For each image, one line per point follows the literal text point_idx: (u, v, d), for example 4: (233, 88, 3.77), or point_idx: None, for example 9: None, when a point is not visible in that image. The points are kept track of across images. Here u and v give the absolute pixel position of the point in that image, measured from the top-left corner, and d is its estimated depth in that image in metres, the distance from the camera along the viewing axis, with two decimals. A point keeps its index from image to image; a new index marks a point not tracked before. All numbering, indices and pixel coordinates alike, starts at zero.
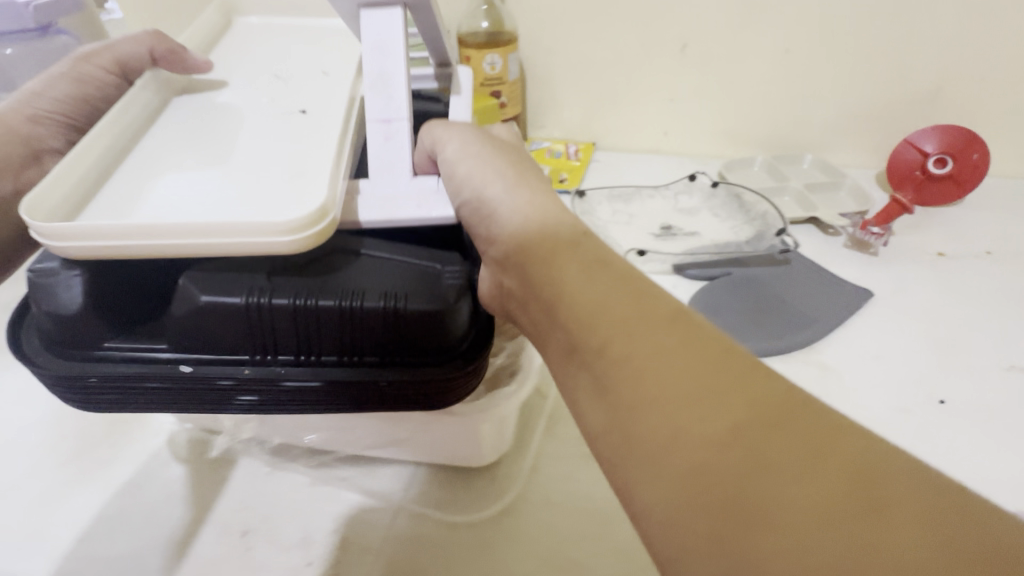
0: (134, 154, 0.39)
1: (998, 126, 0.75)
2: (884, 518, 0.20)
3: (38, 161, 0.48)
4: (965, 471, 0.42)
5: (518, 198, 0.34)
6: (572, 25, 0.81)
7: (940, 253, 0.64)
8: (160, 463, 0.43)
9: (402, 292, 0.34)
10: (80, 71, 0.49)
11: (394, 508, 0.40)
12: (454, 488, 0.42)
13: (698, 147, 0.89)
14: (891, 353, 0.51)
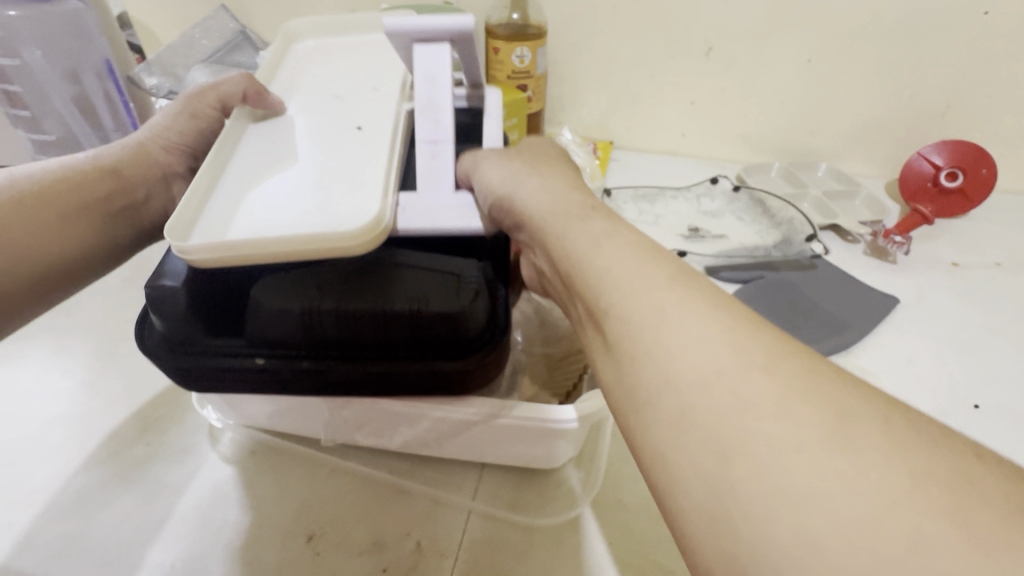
0: (238, 167, 0.40)
1: (999, 142, 0.79)
2: (786, 422, 0.21)
3: (167, 182, 0.51)
4: None
5: (531, 189, 0.35)
6: (601, 22, 0.80)
7: (954, 263, 0.67)
8: (216, 475, 0.41)
9: (460, 292, 0.36)
10: (198, 110, 0.52)
11: (468, 512, 0.41)
12: (527, 492, 0.42)
13: (714, 151, 0.90)
14: (923, 359, 0.53)
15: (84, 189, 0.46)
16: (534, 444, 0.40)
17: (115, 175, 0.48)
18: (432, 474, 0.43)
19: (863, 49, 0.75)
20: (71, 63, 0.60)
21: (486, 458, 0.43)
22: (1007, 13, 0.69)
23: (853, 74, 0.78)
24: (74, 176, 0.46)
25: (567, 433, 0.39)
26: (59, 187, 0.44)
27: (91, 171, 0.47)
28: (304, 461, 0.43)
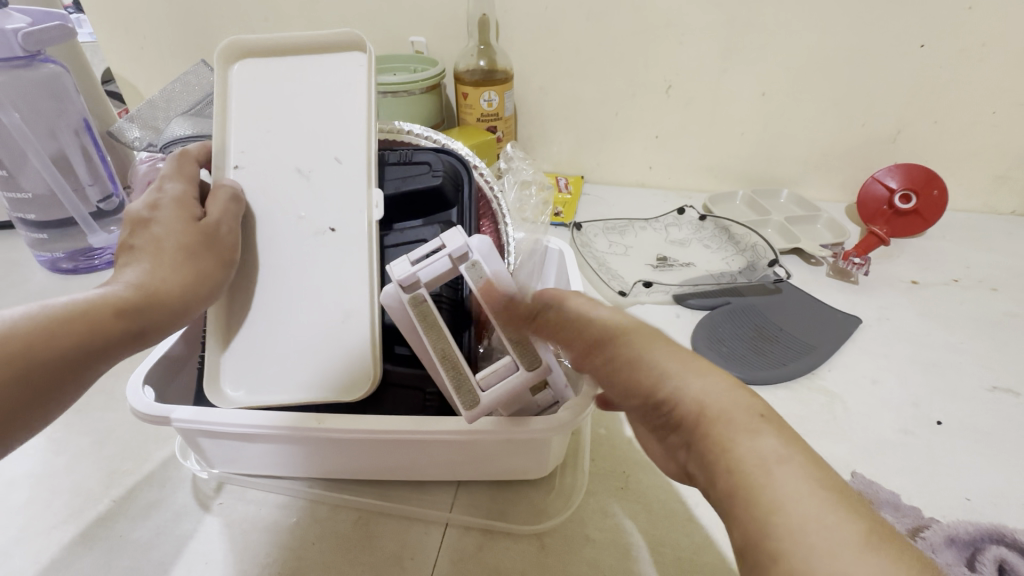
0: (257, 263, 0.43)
1: (948, 164, 0.83)
2: None
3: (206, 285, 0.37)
4: (976, 491, 0.43)
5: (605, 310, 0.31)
6: (565, 65, 0.83)
7: (913, 281, 0.69)
8: (197, 525, 0.38)
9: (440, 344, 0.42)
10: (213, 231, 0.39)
11: (444, 525, 0.39)
12: (508, 508, 0.40)
13: (680, 182, 0.94)
14: (887, 377, 0.55)
15: (96, 323, 0.30)
16: (517, 456, 0.38)
17: (133, 312, 0.32)
18: (405, 494, 0.40)
19: (814, 82, 0.79)
20: (48, 122, 0.61)
21: (464, 475, 0.40)
22: (941, 46, 0.74)
23: (807, 105, 0.81)
24: (83, 313, 0.30)
25: (552, 445, 0.37)
26: (41, 341, 0.28)
27: (105, 304, 0.31)
28: (280, 495, 0.40)
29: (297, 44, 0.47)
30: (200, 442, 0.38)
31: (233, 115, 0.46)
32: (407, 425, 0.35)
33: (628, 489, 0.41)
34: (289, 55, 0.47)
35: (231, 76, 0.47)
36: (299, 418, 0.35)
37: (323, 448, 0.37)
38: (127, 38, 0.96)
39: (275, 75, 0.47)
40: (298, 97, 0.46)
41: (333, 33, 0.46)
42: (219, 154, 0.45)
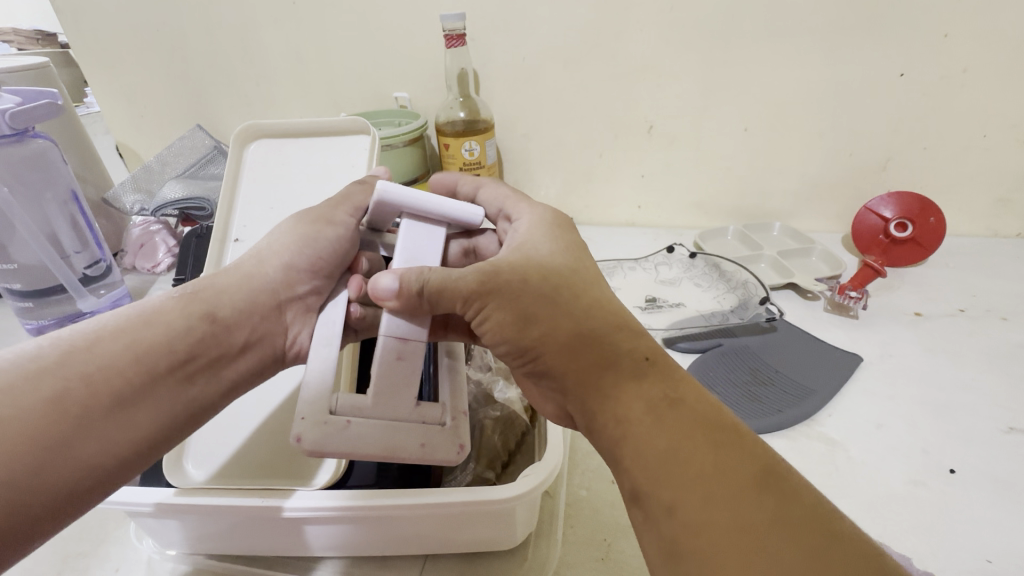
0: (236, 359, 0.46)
1: (944, 190, 0.81)
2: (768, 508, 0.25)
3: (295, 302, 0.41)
4: (999, 552, 0.39)
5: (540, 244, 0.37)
6: (546, 111, 0.84)
7: (917, 314, 0.66)
8: None
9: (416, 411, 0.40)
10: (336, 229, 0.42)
11: None
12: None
13: (671, 220, 0.93)
14: (893, 422, 0.51)
15: (154, 350, 0.33)
16: (479, 526, 0.36)
17: (209, 318, 0.36)
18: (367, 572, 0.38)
19: (795, 116, 0.79)
20: (36, 193, 0.63)
21: (427, 548, 0.38)
22: (921, 76, 0.73)
23: (792, 137, 0.81)
24: (168, 318, 0.35)
25: (516, 515, 0.35)
26: (120, 352, 0.32)
27: (162, 325, 0.35)
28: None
29: (315, 128, 0.48)
30: (148, 523, 0.36)
31: (241, 192, 0.46)
32: (349, 501, 0.33)
33: (610, 560, 0.38)
34: (306, 137, 0.48)
35: (245, 153, 0.48)
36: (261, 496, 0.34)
37: (271, 526, 0.35)
38: (128, 109, 1.00)
39: (288, 157, 0.48)
40: (304, 177, 0.47)
41: (348, 120, 0.48)
42: (221, 226, 0.45)
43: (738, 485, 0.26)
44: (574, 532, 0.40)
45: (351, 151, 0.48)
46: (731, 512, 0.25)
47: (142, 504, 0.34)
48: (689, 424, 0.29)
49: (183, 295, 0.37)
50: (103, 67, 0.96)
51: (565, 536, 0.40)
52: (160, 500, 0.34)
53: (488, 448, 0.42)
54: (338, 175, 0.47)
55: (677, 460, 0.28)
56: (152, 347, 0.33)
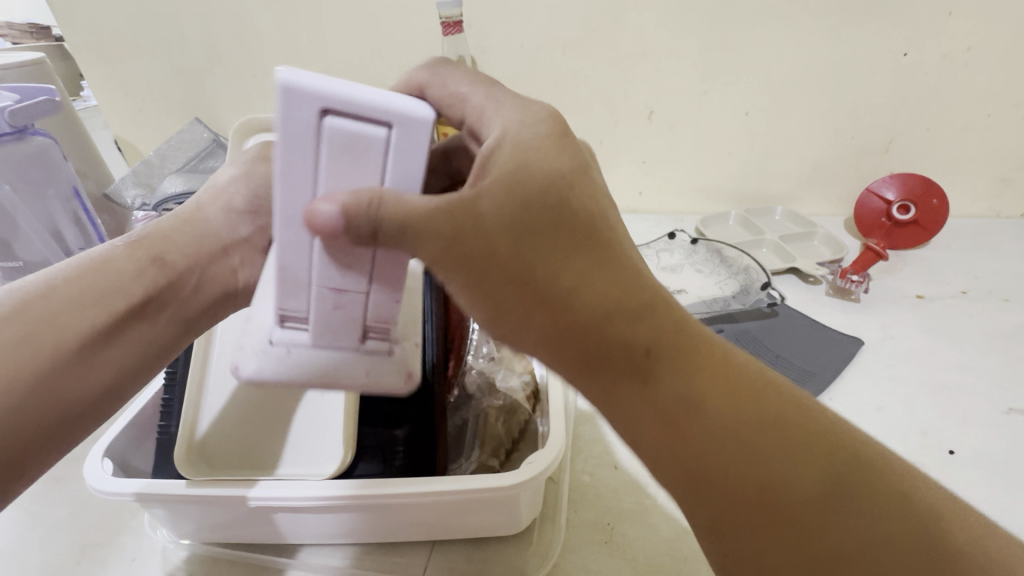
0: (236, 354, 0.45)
1: (948, 171, 0.81)
2: (814, 446, 0.25)
3: (229, 254, 0.42)
4: None
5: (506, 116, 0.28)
6: (545, 98, 0.84)
7: (918, 296, 0.66)
8: None
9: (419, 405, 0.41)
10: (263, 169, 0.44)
11: None
12: (483, 569, 0.38)
13: (672, 205, 0.92)
14: (891, 404, 0.51)
15: (110, 287, 0.36)
16: (485, 512, 0.36)
17: (159, 261, 0.38)
18: (377, 558, 0.39)
19: (795, 98, 0.78)
20: (39, 191, 0.63)
21: (433, 534, 0.38)
22: (924, 54, 0.72)
23: (793, 120, 0.80)
24: (115, 263, 0.37)
25: (520, 501, 0.36)
26: (75, 290, 0.35)
27: (115, 266, 0.37)
28: (247, 567, 0.39)
29: None
30: (162, 514, 0.37)
31: None
32: (356, 489, 0.34)
33: (614, 542, 0.39)
34: None
35: (243, 149, 0.47)
36: (269, 486, 0.35)
37: (281, 515, 0.36)
38: (125, 103, 1.00)
39: None
40: None
41: None
42: None
43: (784, 435, 0.25)
44: (580, 516, 0.41)
45: None
46: (793, 473, 0.25)
47: (154, 494, 0.35)
48: (715, 371, 0.27)
49: (129, 243, 0.38)
50: (99, 61, 0.95)
51: (570, 523, 0.41)
52: (171, 491, 0.35)
53: (492, 437, 0.42)
54: None
55: (724, 439, 0.25)
56: (109, 285, 0.36)
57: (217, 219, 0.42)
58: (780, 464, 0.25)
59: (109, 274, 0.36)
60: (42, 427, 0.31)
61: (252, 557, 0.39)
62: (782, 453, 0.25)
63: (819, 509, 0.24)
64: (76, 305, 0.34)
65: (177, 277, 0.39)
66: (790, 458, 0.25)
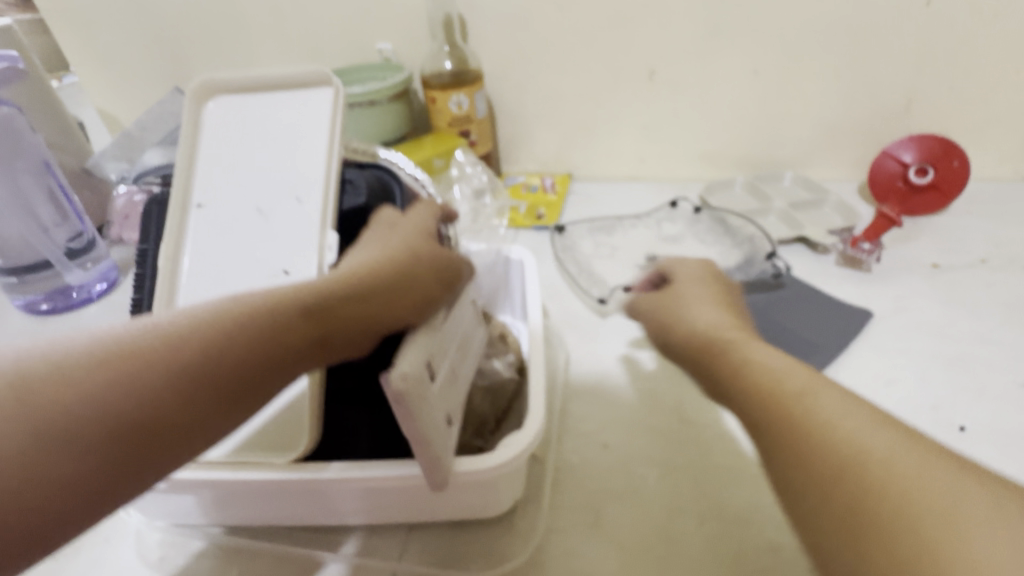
0: None
1: (970, 131, 0.75)
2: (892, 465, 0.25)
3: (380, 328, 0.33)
4: None
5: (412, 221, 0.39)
6: (539, 59, 0.79)
7: (934, 265, 0.62)
8: None
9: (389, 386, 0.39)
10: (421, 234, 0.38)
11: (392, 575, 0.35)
12: (465, 553, 0.36)
13: (675, 172, 0.88)
14: (903, 378, 0.48)
15: (237, 334, 0.27)
16: (461, 494, 0.35)
17: (311, 314, 0.30)
18: (354, 541, 0.37)
19: (808, 54, 0.73)
20: (6, 163, 0.60)
21: (412, 518, 0.36)
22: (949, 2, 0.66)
23: (806, 78, 0.75)
24: (265, 314, 0.28)
25: (497, 482, 0.34)
26: (194, 332, 0.26)
27: (270, 309, 0.29)
28: (220, 550, 0.38)
29: (273, 81, 0.44)
30: (134, 496, 0.36)
31: (198, 153, 0.43)
32: (333, 470, 0.33)
33: (601, 525, 0.37)
34: (263, 93, 0.44)
35: (201, 113, 0.43)
36: (234, 468, 0.34)
37: (258, 497, 0.35)
38: (104, 73, 0.96)
39: (246, 112, 0.44)
40: (263, 135, 0.43)
41: (309, 71, 0.44)
42: (180, 189, 0.41)
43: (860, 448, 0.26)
44: (565, 498, 0.39)
45: (310, 103, 0.44)
46: (883, 478, 0.24)
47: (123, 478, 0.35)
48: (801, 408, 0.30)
49: (306, 307, 0.29)
50: (74, 29, 0.91)
51: (555, 504, 0.39)
52: None
53: (475, 415, 0.40)
54: (301, 131, 0.43)
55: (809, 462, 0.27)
56: (246, 332, 0.27)
57: (389, 279, 0.33)
58: (848, 475, 0.26)
59: (251, 316, 0.28)
60: (91, 487, 0.23)
61: (226, 541, 0.38)
62: (835, 458, 0.26)
63: (905, 516, 0.23)
64: (184, 350, 0.26)
65: (329, 341, 0.30)
66: (875, 464, 0.25)
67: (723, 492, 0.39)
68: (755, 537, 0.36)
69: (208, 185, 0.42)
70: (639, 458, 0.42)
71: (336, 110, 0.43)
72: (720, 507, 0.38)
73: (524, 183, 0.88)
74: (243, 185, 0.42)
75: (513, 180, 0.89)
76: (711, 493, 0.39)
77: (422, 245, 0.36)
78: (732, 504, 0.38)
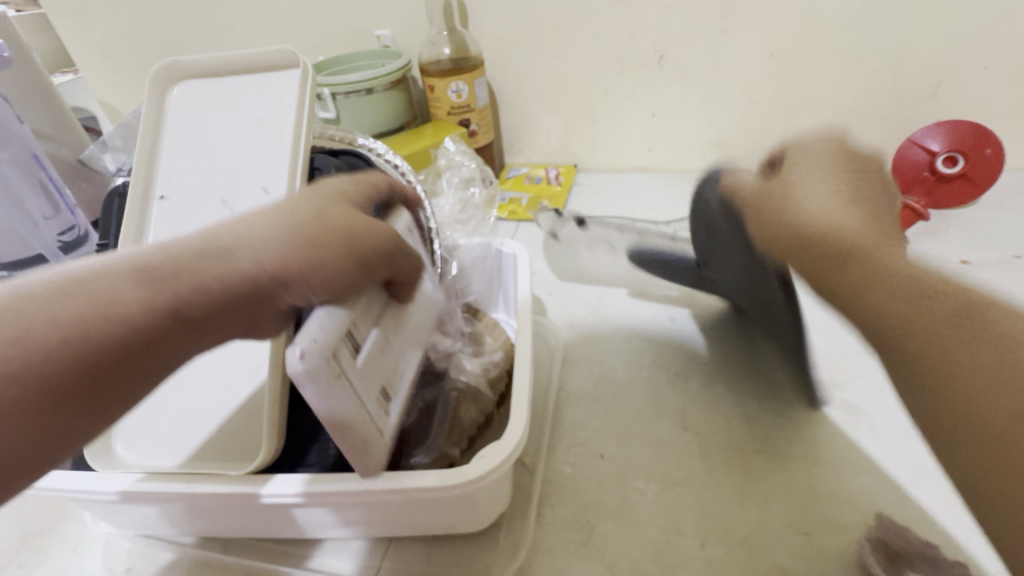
0: None
1: (1004, 118, 0.70)
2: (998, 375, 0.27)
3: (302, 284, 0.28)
4: None
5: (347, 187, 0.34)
6: (542, 44, 0.75)
7: (963, 262, 0.58)
8: None
9: None
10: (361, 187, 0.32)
11: None
12: (442, 569, 0.34)
13: (686, 162, 0.84)
14: None
15: (138, 307, 0.24)
16: (438, 510, 0.32)
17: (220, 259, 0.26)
18: (330, 555, 0.35)
19: (828, 35, 0.68)
20: None
21: (388, 531, 0.34)
22: None
23: (826, 60, 0.70)
24: (105, 287, 0.24)
25: (475, 498, 0.31)
26: (86, 300, 0.23)
27: (154, 265, 0.24)
28: (192, 562, 0.36)
29: (238, 60, 0.41)
30: (98, 505, 0.35)
31: (162, 144, 0.41)
32: (300, 486, 0.32)
33: (591, 544, 0.35)
34: (230, 76, 0.41)
35: (166, 100, 0.42)
36: (195, 481, 0.32)
37: (221, 508, 0.33)
38: (103, 63, 0.94)
39: (212, 99, 0.41)
40: (227, 122, 0.40)
41: (273, 47, 0.40)
42: (144, 180, 0.40)
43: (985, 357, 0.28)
44: (554, 512, 0.37)
45: (276, 83, 0.40)
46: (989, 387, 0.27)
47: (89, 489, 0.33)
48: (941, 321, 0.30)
49: (148, 276, 0.24)
50: (72, 17, 0.90)
51: (542, 521, 0.36)
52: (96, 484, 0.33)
53: (456, 425, 0.37)
54: (264, 114, 0.40)
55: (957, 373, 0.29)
56: (140, 297, 0.24)
57: (258, 234, 0.26)
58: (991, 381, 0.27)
59: (139, 275, 0.24)
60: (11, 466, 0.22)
61: (197, 551, 0.36)
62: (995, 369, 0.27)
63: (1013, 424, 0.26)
64: (90, 322, 0.23)
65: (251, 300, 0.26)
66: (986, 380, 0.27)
67: (725, 510, 0.36)
68: (760, 562, 0.33)
69: (175, 176, 0.40)
70: (636, 471, 0.39)
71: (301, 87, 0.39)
72: (722, 527, 0.35)
73: (527, 174, 0.85)
74: (207, 176, 0.40)
75: (515, 171, 0.86)
76: (713, 512, 0.36)
77: (330, 206, 0.29)
78: (736, 526, 0.35)
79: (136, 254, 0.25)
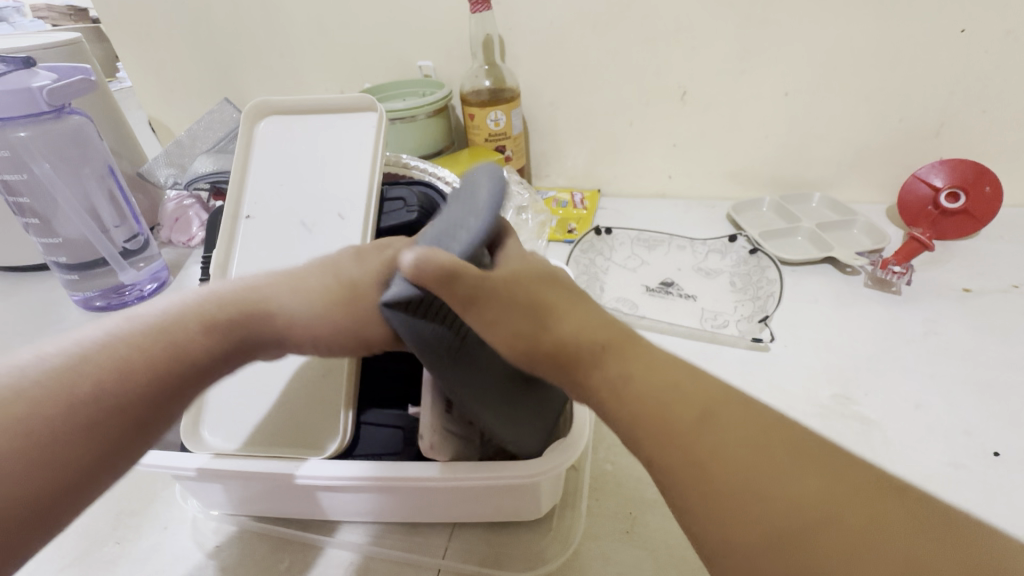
0: None
1: (1003, 157, 0.76)
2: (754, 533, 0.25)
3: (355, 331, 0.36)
4: None
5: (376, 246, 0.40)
6: (574, 79, 0.82)
7: (965, 290, 0.63)
8: (192, 569, 0.39)
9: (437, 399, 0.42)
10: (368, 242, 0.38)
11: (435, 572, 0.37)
12: (503, 553, 0.38)
13: (703, 190, 0.89)
14: (934, 402, 0.49)
15: (178, 347, 0.32)
16: (504, 497, 0.36)
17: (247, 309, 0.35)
18: (400, 538, 0.39)
19: (840, 78, 0.74)
20: (75, 169, 0.65)
21: (454, 516, 0.38)
22: (984, 30, 0.67)
23: (836, 101, 0.76)
24: (164, 330, 0.33)
25: (540, 487, 0.35)
26: (136, 340, 0.32)
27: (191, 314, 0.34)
28: (274, 541, 0.40)
29: (321, 104, 0.49)
30: (195, 485, 0.38)
31: (251, 170, 0.48)
32: (376, 472, 0.35)
33: (636, 533, 0.39)
34: (312, 117, 0.49)
35: (255, 132, 0.49)
36: (291, 466, 0.36)
37: (303, 492, 0.37)
38: (158, 83, 1.01)
39: (295, 134, 0.49)
40: (311, 154, 0.48)
41: (355, 97, 0.48)
42: (233, 201, 0.47)
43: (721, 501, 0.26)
44: (601, 505, 0.41)
45: (353, 125, 0.49)
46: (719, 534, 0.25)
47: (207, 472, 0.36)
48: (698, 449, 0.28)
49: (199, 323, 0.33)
50: (133, 41, 0.97)
51: (590, 513, 0.40)
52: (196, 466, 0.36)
53: None
54: (343, 149, 0.48)
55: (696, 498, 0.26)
56: (178, 338, 0.33)
57: (293, 303, 0.35)
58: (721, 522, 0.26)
59: (179, 326, 0.33)
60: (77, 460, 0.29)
61: (278, 530, 0.40)
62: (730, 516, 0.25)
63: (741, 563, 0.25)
64: (137, 355, 0.31)
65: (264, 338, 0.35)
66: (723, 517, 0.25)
67: None
68: None
69: (260, 198, 0.47)
70: None
71: (377, 131, 0.48)
72: None
73: (554, 196, 0.90)
74: (289, 199, 0.47)
75: (543, 193, 0.92)
76: None
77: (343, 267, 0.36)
78: None
79: (181, 306, 0.34)
